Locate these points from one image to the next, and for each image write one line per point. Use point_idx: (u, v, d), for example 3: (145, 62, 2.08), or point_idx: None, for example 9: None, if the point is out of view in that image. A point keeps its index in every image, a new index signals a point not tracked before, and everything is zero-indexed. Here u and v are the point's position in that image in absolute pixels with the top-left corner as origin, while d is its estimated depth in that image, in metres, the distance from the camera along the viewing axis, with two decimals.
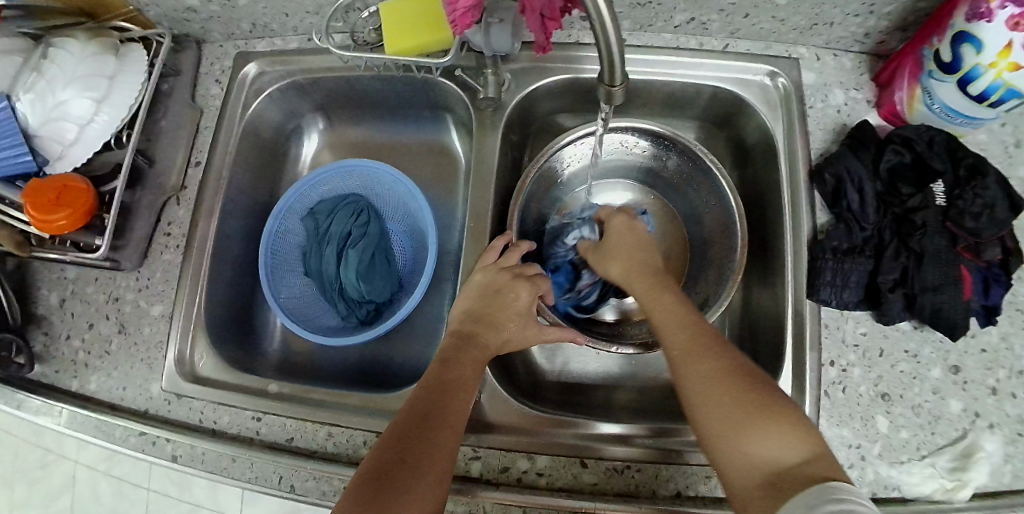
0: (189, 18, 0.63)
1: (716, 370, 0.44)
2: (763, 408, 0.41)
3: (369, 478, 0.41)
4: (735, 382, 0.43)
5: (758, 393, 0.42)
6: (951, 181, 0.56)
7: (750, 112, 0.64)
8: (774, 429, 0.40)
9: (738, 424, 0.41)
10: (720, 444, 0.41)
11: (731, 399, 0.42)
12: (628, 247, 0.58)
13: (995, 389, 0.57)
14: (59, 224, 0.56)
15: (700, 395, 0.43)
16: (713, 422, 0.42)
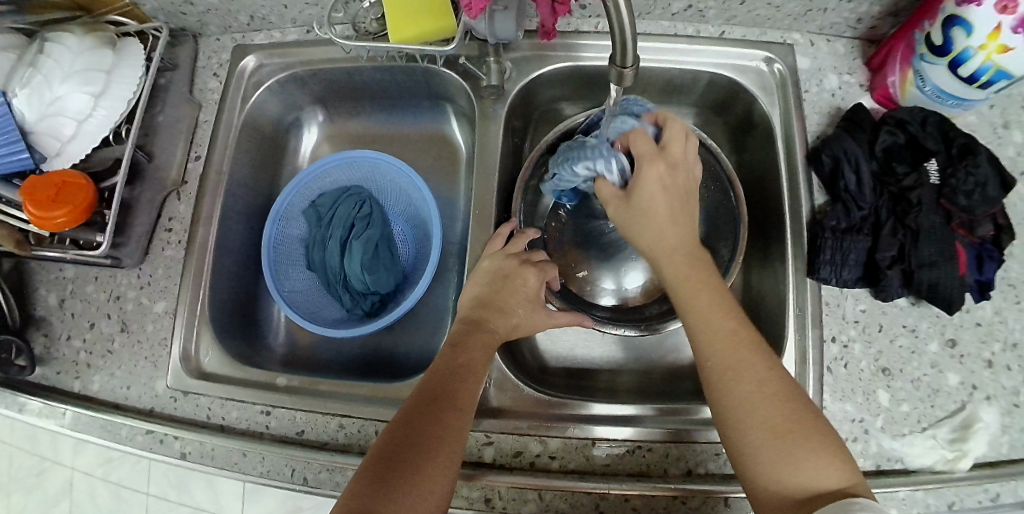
0: (186, 11, 0.63)
1: (753, 389, 0.43)
2: (799, 427, 0.42)
3: (381, 460, 0.42)
4: (774, 400, 0.43)
5: (794, 412, 0.43)
6: (944, 160, 0.57)
7: (748, 97, 0.65)
8: (810, 451, 0.41)
9: (775, 443, 0.42)
10: (754, 462, 0.42)
11: (765, 420, 0.42)
12: (664, 211, 0.50)
13: (991, 362, 0.58)
14: (59, 221, 0.55)
15: (743, 415, 0.43)
16: (752, 441, 0.42)
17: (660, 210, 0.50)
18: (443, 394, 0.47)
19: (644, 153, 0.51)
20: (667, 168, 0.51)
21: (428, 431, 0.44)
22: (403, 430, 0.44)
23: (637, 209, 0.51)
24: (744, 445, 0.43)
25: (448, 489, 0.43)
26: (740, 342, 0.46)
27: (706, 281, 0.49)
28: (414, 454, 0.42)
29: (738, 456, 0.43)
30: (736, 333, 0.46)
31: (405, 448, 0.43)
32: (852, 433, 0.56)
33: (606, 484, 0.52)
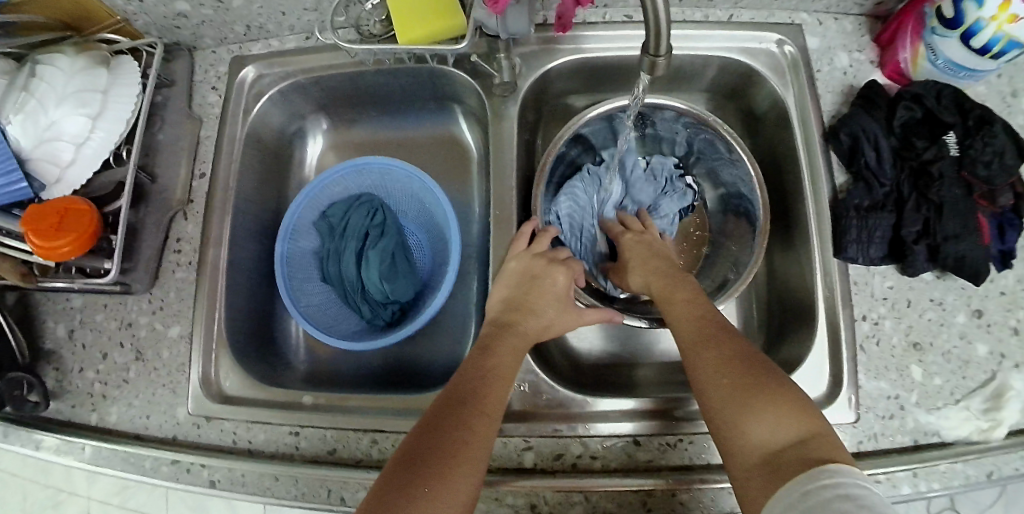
0: (179, 24, 0.60)
1: (717, 355, 0.45)
2: (766, 389, 0.41)
3: (401, 462, 0.41)
4: (737, 366, 0.44)
5: (765, 377, 0.42)
6: (961, 132, 0.57)
7: (760, 81, 0.65)
8: (772, 410, 0.40)
9: (736, 404, 0.41)
10: (720, 429, 0.42)
11: (730, 382, 0.43)
12: (642, 258, 0.59)
13: (1017, 329, 0.58)
14: (63, 250, 0.52)
15: (706, 380, 0.44)
16: (716, 405, 0.42)
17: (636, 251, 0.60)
18: (472, 397, 0.46)
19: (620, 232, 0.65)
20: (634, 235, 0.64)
21: (457, 435, 0.43)
22: (424, 434, 0.43)
23: (622, 266, 0.62)
24: (710, 411, 0.43)
25: (469, 499, 0.41)
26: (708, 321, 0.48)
27: (680, 285, 0.53)
28: (443, 457, 0.41)
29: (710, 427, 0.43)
30: (701, 315, 0.49)
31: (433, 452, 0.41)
32: (888, 410, 0.56)
33: (652, 480, 0.51)
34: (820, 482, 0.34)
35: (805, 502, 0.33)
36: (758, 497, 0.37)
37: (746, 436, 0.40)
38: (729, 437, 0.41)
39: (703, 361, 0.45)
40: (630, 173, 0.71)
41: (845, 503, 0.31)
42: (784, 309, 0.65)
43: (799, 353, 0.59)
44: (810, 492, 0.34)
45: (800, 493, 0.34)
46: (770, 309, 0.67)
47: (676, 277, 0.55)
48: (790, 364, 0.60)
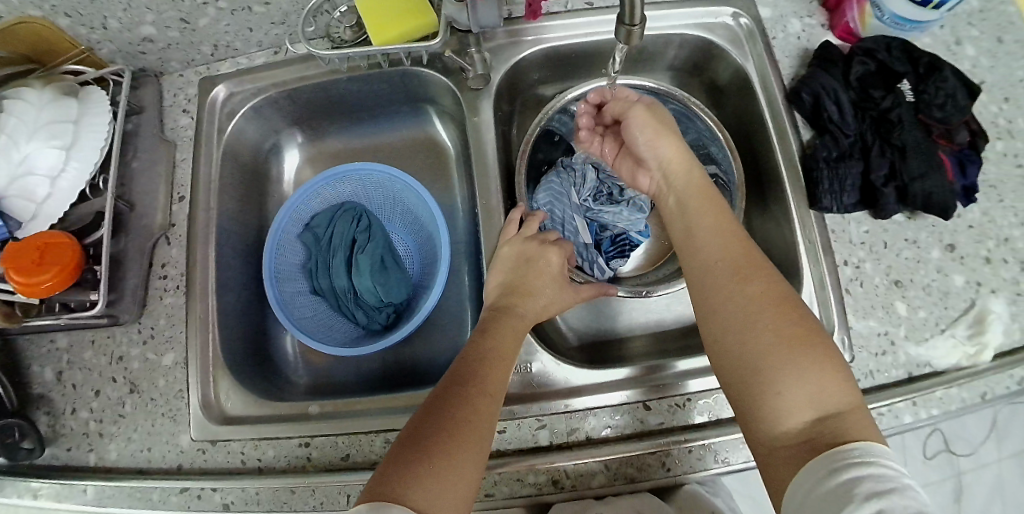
0: (145, 49, 0.60)
1: (760, 304, 0.43)
2: (811, 354, 0.41)
3: (407, 444, 0.42)
4: (785, 321, 0.42)
5: (811, 339, 0.41)
6: (914, 79, 0.61)
7: (722, 53, 0.67)
8: (813, 378, 0.40)
9: (778, 361, 0.41)
10: (755, 384, 0.41)
11: (770, 338, 0.42)
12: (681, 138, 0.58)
13: (988, 258, 0.61)
14: (46, 286, 0.51)
15: (745, 328, 0.43)
16: (757, 360, 0.41)
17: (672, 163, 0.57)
18: (474, 376, 0.46)
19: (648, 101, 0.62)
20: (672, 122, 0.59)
21: (459, 418, 0.43)
22: (429, 416, 0.44)
23: (665, 123, 0.58)
24: (747, 362, 0.42)
25: (475, 478, 0.42)
26: (756, 266, 0.46)
27: (720, 218, 0.51)
28: (448, 437, 0.42)
29: (741, 378, 0.42)
30: (749, 258, 0.47)
31: (436, 431, 0.42)
32: (880, 347, 0.58)
33: (667, 440, 0.52)
34: (845, 461, 0.34)
35: (831, 481, 0.34)
36: (786, 465, 0.38)
37: (781, 397, 0.40)
38: (762, 392, 0.40)
39: (750, 311, 0.43)
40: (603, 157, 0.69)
41: (865, 484, 0.32)
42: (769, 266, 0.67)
43: None
44: (835, 470, 0.34)
45: (826, 470, 0.35)
46: None
47: (715, 209, 0.51)
48: None
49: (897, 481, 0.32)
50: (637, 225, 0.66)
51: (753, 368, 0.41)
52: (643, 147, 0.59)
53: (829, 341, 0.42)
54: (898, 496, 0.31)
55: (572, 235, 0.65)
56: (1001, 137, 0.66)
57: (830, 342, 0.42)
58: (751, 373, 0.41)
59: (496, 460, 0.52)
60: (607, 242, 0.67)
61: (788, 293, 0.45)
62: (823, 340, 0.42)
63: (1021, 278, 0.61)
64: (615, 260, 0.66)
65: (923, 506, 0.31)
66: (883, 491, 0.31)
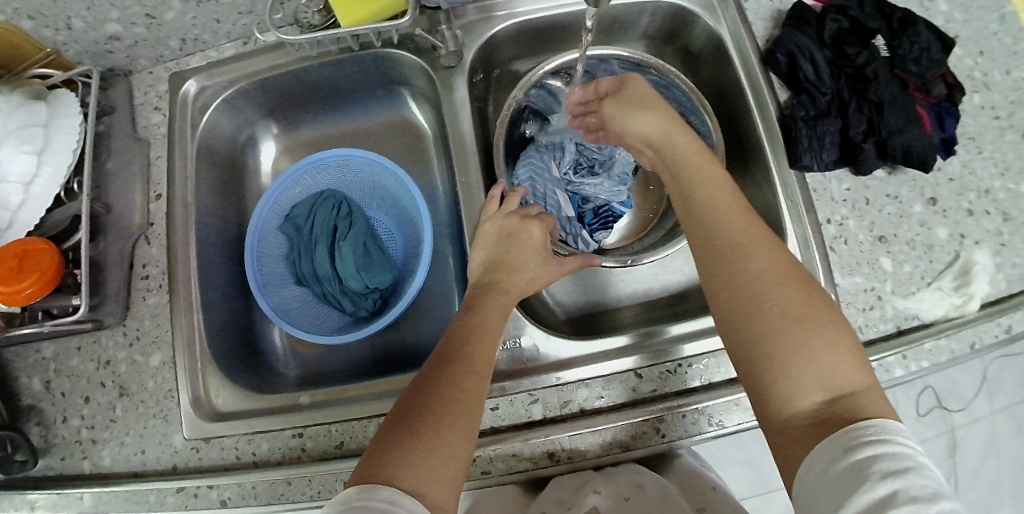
0: (112, 48, 0.60)
1: (767, 286, 0.43)
2: (821, 334, 0.40)
3: (396, 422, 0.42)
4: (794, 301, 0.42)
5: (820, 317, 0.41)
6: (887, 34, 0.61)
7: (694, 19, 0.67)
8: (825, 359, 0.39)
9: (790, 344, 0.40)
10: (765, 367, 0.40)
11: (780, 321, 0.41)
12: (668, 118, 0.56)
13: (970, 210, 0.62)
14: (27, 293, 0.50)
15: (754, 311, 0.42)
16: (768, 341, 0.41)
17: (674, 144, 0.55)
18: (461, 353, 0.46)
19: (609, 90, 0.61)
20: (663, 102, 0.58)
21: (446, 394, 0.43)
22: (417, 395, 0.44)
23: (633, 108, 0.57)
24: (758, 343, 0.41)
25: (466, 455, 0.42)
26: (765, 245, 0.45)
27: (723, 197, 0.49)
28: (437, 415, 0.42)
29: (750, 362, 0.41)
30: (753, 237, 0.46)
31: (424, 411, 0.42)
32: (868, 302, 0.58)
33: (660, 407, 0.52)
34: (862, 438, 0.34)
35: (848, 460, 0.34)
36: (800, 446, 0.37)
37: (791, 379, 0.39)
38: (773, 376, 0.40)
39: (760, 291, 0.43)
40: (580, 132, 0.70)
41: (885, 465, 0.32)
42: None
43: None
44: (852, 448, 0.34)
45: (843, 448, 0.34)
46: None
47: (717, 185, 0.50)
48: None
49: (912, 459, 0.33)
50: (619, 197, 0.68)
51: (764, 352, 0.41)
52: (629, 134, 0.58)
53: (839, 319, 0.42)
54: (914, 476, 0.32)
55: (555, 209, 0.66)
56: (977, 90, 0.66)
57: (841, 321, 0.42)
58: (761, 357, 0.41)
59: (491, 437, 0.52)
60: (590, 215, 0.69)
61: (798, 271, 0.44)
62: (835, 319, 0.42)
63: (1003, 228, 0.61)
64: (598, 232, 0.68)
65: (937, 484, 0.32)
66: (900, 471, 0.32)
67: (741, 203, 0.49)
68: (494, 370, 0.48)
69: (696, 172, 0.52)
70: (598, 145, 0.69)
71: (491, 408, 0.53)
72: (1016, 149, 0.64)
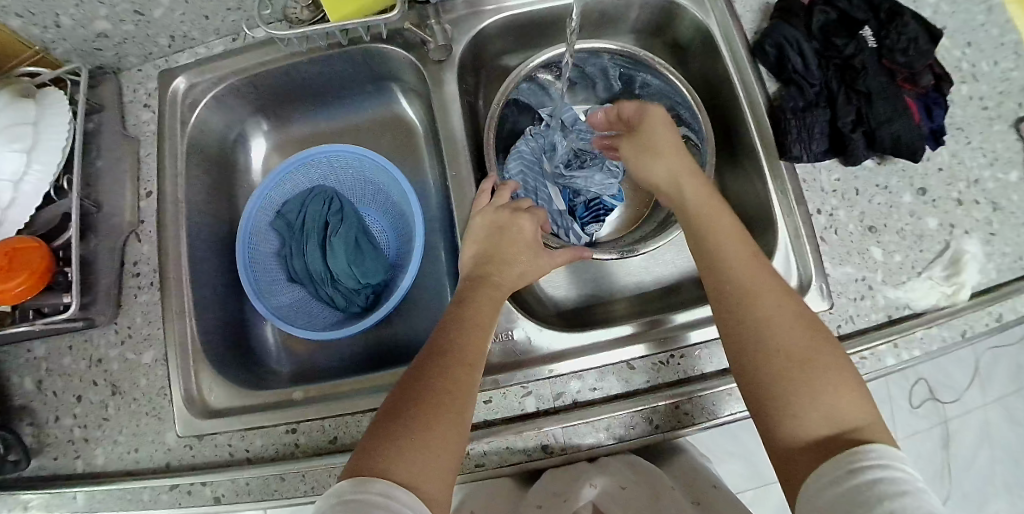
0: (100, 46, 0.60)
1: (769, 325, 0.44)
2: (823, 372, 0.42)
3: (388, 415, 0.42)
4: (796, 341, 0.43)
5: (822, 355, 0.43)
6: (875, 25, 0.61)
7: (682, 12, 0.67)
8: (829, 397, 0.41)
9: (793, 383, 0.42)
10: (771, 406, 0.42)
11: (783, 362, 0.43)
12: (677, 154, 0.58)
13: (960, 200, 0.62)
14: (17, 291, 0.50)
15: (758, 352, 0.44)
16: (773, 382, 0.42)
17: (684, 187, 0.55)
18: (452, 347, 0.47)
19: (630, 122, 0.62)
20: (672, 140, 0.58)
21: (438, 386, 0.44)
22: (410, 387, 0.44)
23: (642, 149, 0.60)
24: (762, 385, 0.43)
25: (458, 446, 0.42)
26: (766, 284, 0.47)
27: (725, 234, 0.51)
28: (429, 408, 0.42)
29: (758, 401, 0.43)
30: (755, 276, 0.47)
31: (416, 403, 0.43)
32: (858, 292, 0.58)
33: (653, 398, 0.52)
34: (863, 462, 0.36)
35: (847, 482, 0.35)
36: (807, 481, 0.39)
37: (796, 417, 0.41)
38: (779, 415, 0.41)
39: (763, 333, 0.44)
40: (572, 125, 0.70)
41: (882, 487, 0.34)
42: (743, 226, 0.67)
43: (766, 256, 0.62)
44: (854, 471, 0.36)
45: (843, 470, 0.36)
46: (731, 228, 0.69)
47: (720, 222, 0.52)
48: None
49: (912, 483, 0.34)
50: (610, 190, 0.68)
51: (769, 392, 0.42)
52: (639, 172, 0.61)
53: (839, 354, 0.44)
54: (911, 497, 0.33)
55: (545, 202, 0.67)
56: (965, 81, 0.67)
57: (843, 357, 0.43)
58: (767, 397, 0.42)
59: (484, 430, 0.52)
60: (582, 208, 0.69)
61: (798, 309, 0.46)
62: (835, 356, 0.43)
63: (993, 218, 0.61)
64: (590, 225, 0.68)
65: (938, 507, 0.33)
66: (897, 492, 0.33)
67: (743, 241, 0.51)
68: (485, 362, 0.48)
69: (698, 209, 0.53)
70: (588, 139, 0.70)
71: (484, 401, 0.53)
72: (1004, 139, 0.64)
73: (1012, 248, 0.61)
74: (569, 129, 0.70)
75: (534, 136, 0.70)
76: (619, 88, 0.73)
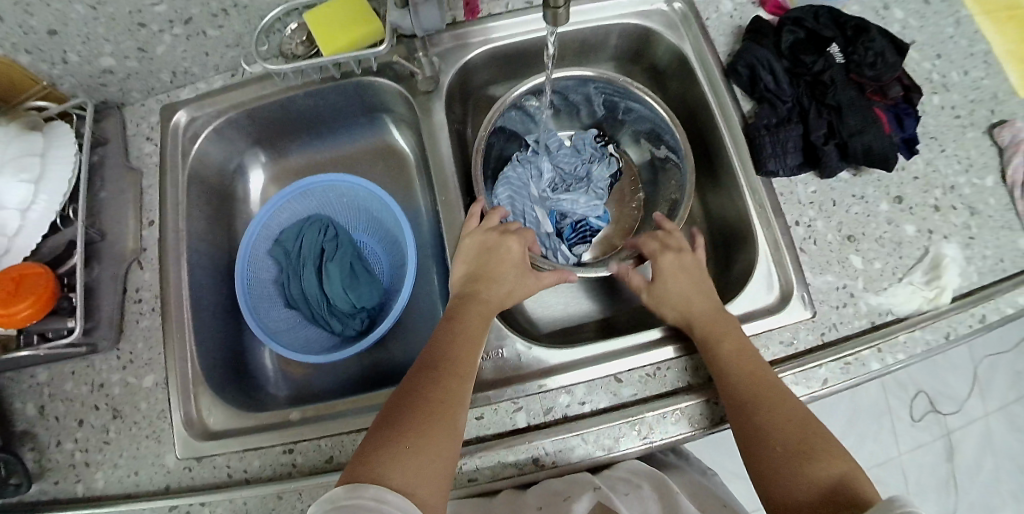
0: (106, 81, 0.63)
1: (757, 402, 0.48)
2: (806, 446, 0.45)
3: (382, 425, 0.45)
4: (781, 418, 0.47)
5: (806, 431, 0.46)
6: (843, 42, 0.64)
7: (658, 38, 0.70)
8: (812, 464, 0.44)
9: (779, 451, 0.46)
10: (764, 472, 0.46)
11: (771, 435, 0.47)
12: (680, 271, 0.60)
13: (937, 207, 0.64)
14: (23, 315, 0.52)
15: (747, 423, 0.48)
16: (768, 458, 0.46)
17: (681, 290, 0.58)
18: (444, 362, 0.49)
19: (655, 250, 0.62)
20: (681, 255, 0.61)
21: (431, 397, 0.46)
22: (405, 400, 0.46)
23: (663, 282, 0.60)
24: (760, 463, 0.46)
25: (451, 455, 0.44)
26: (751, 367, 0.51)
27: (712, 314, 0.55)
28: (424, 420, 0.45)
29: (753, 465, 0.47)
30: (743, 356, 0.52)
31: (410, 413, 0.45)
32: (841, 299, 0.59)
33: (640, 409, 0.53)
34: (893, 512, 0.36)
35: None
36: None
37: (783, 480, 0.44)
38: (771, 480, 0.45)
39: (750, 412, 0.48)
40: (555, 150, 0.74)
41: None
42: (726, 240, 0.69)
43: (748, 267, 0.63)
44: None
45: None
46: (715, 242, 0.71)
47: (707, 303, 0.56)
48: (744, 276, 0.64)
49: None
50: (595, 211, 0.72)
51: (760, 460, 0.46)
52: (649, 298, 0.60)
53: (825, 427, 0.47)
54: None
55: (533, 225, 0.70)
56: (936, 92, 0.69)
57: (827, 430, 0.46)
58: (758, 465, 0.46)
59: (476, 445, 0.53)
60: (569, 230, 0.72)
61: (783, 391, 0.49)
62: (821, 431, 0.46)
63: (970, 222, 0.63)
64: (578, 246, 0.71)
65: None
66: None
67: (731, 322, 0.55)
68: (475, 374, 0.51)
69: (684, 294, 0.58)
70: (571, 165, 0.74)
71: (476, 417, 0.54)
72: (978, 145, 0.67)
73: (992, 251, 0.62)
74: (554, 155, 0.74)
75: (519, 164, 0.72)
76: (603, 113, 0.76)
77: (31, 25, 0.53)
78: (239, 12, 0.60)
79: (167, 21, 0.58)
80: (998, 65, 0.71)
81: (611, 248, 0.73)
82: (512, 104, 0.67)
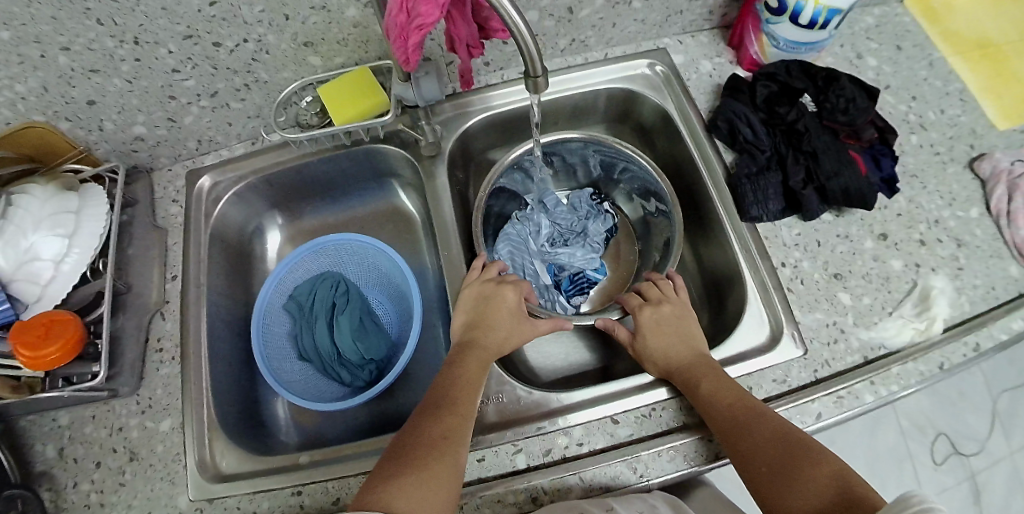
0: (137, 147, 0.70)
1: (748, 432, 0.49)
2: (800, 459, 0.46)
3: (386, 464, 0.47)
4: (772, 440, 0.48)
5: (797, 448, 0.47)
6: (815, 91, 0.68)
7: (643, 99, 0.75)
8: (811, 476, 0.44)
9: (780, 472, 0.46)
10: (772, 499, 0.45)
11: (768, 460, 0.47)
12: (660, 321, 0.62)
13: (923, 240, 0.66)
14: (51, 358, 0.55)
15: (744, 455, 0.48)
16: (771, 483, 0.46)
17: (662, 343, 0.60)
18: (445, 403, 0.52)
19: (634, 307, 0.65)
20: (659, 302, 0.64)
21: (432, 436, 0.49)
22: (408, 440, 0.49)
23: (646, 339, 0.61)
24: (765, 492, 0.46)
25: (453, 493, 0.46)
26: (734, 398, 0.52)
27: (694, 358, 0.58)
28: (425, 454, 0.47)
29: (761, 496, 0.46)
30: (726, 389, 0.53)
31: (413, 452, 0.47)
32: (831, 336, 0.61)
33: (635, 448, 0.55)
34: (911, 509, 0.36)
35: None
36: None
37: (791, 500, 0.44)
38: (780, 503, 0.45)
39: (743, 442, 0.49)
40: (553, 208, 0.78)
41: None
42: (717, 283, 0.71)
43: (739, 308, 0.65)
44: None
45: None
46: (707, 284, 0.74)
47: (688, 347, 0.59)
48: (735, 317, 0.66)
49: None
50: (592, 264, 0.75)
51: (766, 488, 0.46)
52: (638, 356, 0.61)
53: (814, 440, 0.48)
54: None
55: (532, 277, 0.73)
56: (914, 132, 0.73)
57: (815, 442, 0.48)
58: (766, 494, 0.46)
59: (476, 486, 0.54)
60: (566, 282, 0.75)
61: (767, 415, 0.51)
62: (811, 443, 0.47)
63: (958, 254, 0.65)
64: (575, 296, 0.74)
65: None
66: None
67: (711, 360, 0.57)
68: (475, 415, 0.53)
69: (665, 340, 0.60)
70: (568, 221, 0.78)
71: (477, 459, 0.55)
72: (960, 180, 0.69)
73: (982, 280, 0.64)
74: (552, 212, 0.78)
75: (519, 221, 0.76)
76: (598, 173, 0.80)
77: (72, 95, 0.60)
78: (260, 86, 0.66)
79: (195, 94, 0.65)
80: (975, 102, 0.75)
81: (607, 299, 0.76)
82: (509, 165, 0.72)
